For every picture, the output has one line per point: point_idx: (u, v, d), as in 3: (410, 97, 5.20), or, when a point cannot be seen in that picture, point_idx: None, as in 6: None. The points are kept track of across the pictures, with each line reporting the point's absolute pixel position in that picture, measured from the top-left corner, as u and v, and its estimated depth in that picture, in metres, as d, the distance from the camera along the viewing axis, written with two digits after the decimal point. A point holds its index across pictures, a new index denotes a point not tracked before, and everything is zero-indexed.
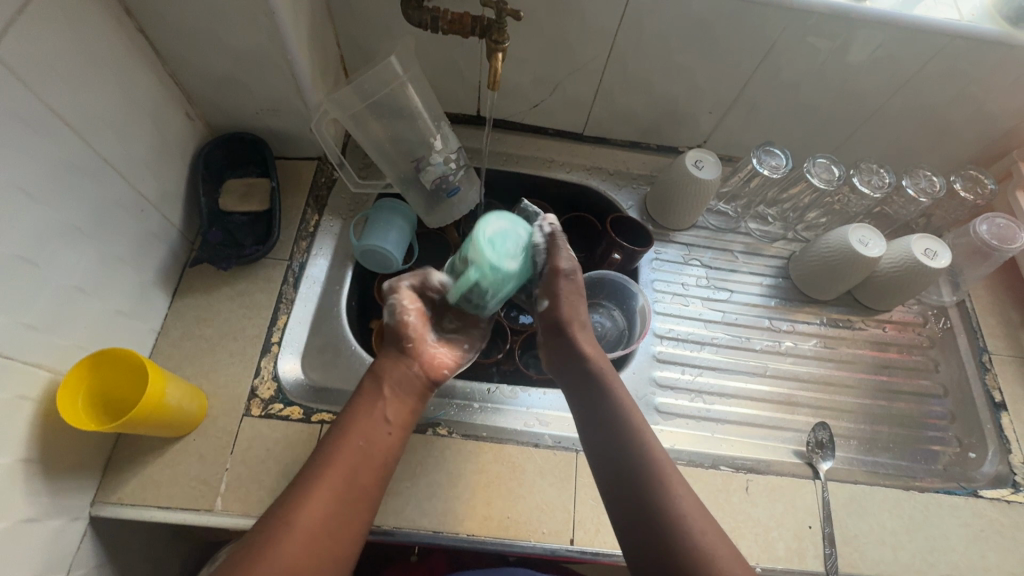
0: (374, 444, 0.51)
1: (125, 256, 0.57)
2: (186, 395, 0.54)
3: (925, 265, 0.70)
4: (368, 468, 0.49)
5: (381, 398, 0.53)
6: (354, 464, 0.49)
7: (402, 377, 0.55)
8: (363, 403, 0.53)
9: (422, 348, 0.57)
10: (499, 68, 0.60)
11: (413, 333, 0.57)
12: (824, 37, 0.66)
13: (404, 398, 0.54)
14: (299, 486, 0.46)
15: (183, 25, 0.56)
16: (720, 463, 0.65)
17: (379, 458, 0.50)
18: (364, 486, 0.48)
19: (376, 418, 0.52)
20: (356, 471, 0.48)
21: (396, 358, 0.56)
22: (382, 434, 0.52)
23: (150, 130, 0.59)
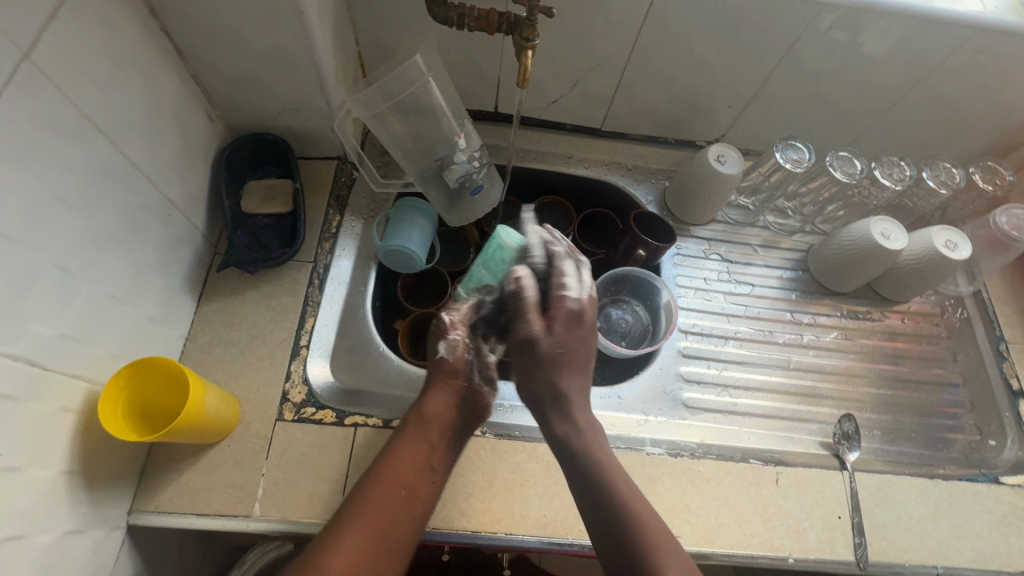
0: (415, 491, 0.52)
1: (153, 262, 0.56)
2: (223, 402, 0.54)
3: (946, 257, 0.71)
4: (410, 514, 0.51)
5: (425, 439, 0.56)
6: (395, 512, 0.50)
7: (444, 420, 0.58)
8: (407, 447, 0.55)
9: (466, 390, 0.60)
10: (530, 66, 0.59)
11: (455, 368, 0.61)
12: (849, 30, 0.66)
13: (444, 444, 0.57)
14: (337, 530, 0.47)
15: (208, 25, 0.54)
16: (749, 457, 0.65)
17: (421, 505, 0.52)
18: (404, 535, 0.50)
19: (418, 463, 0.54)
20: (398, 518, 0.50)
21: (441, 396, 0.59)
22: (424, 480, 0.53)
23: (174, 133, 0.57)
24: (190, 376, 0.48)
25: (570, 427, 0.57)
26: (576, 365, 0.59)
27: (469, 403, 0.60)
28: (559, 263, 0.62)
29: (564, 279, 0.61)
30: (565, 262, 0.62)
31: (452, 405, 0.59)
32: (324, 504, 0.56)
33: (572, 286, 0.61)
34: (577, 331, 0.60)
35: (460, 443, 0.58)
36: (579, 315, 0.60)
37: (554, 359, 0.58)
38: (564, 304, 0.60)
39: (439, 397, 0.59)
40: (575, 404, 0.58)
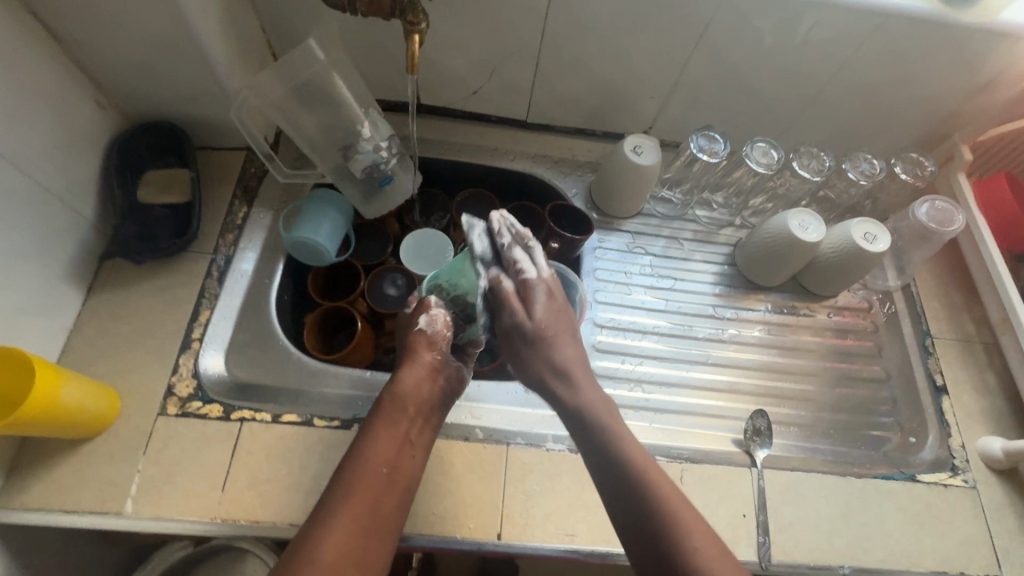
0: (399, 467, 0.51)
1: (26, 251, 0.55)
2: (89, 394, 0.52)
3: (864, 250, 0.70)
4: (394, 489, 0.49)
5: (402, 416, 0.54)
6: (379, 489, 0.48)
7: (421, 397, 0.56)
8: (381, 425, 0.53)
9: (441, 364, 0.58)
10: (418, 50, 0.58)
11: (426, 344, 0.58)
12: (758, 16, 0.65)
13: (422, 420, 0.55)
14: (323, 516, 0.45)
15: (78, 7, 0.53)
16: (655, 453, 0.64)
17: (402, 480, 0.51)
18: (391, 513, 0.48)
19: (399, 439, 0.52)
20: (383, 497, 0.48)
21: (416, 372, 0.56)
22: (405, 456, 0.52)
23: (52, 118, 0.56)
24: (37, 365, 0.47)
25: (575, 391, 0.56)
26: (564, 335, 0.58)
27: (443, 378, 0.58)
28: (508, 252, 0.56)
29: (521, 265, 0.56)
30: (516, 248, 0.57)
31: (430, 378, 0.57)
32: (201, 501, 0.54)
33: (529, 270, 0.56)
34: (555, 305, 0.58)
35: (435, 419, 0.57)
36: (545, 292, 0.57)
37: (543, 339, 0.57)
38: (531, 289, 0.56)
39: (414, 371, 0.56)
40: (576, 369, 0.57)
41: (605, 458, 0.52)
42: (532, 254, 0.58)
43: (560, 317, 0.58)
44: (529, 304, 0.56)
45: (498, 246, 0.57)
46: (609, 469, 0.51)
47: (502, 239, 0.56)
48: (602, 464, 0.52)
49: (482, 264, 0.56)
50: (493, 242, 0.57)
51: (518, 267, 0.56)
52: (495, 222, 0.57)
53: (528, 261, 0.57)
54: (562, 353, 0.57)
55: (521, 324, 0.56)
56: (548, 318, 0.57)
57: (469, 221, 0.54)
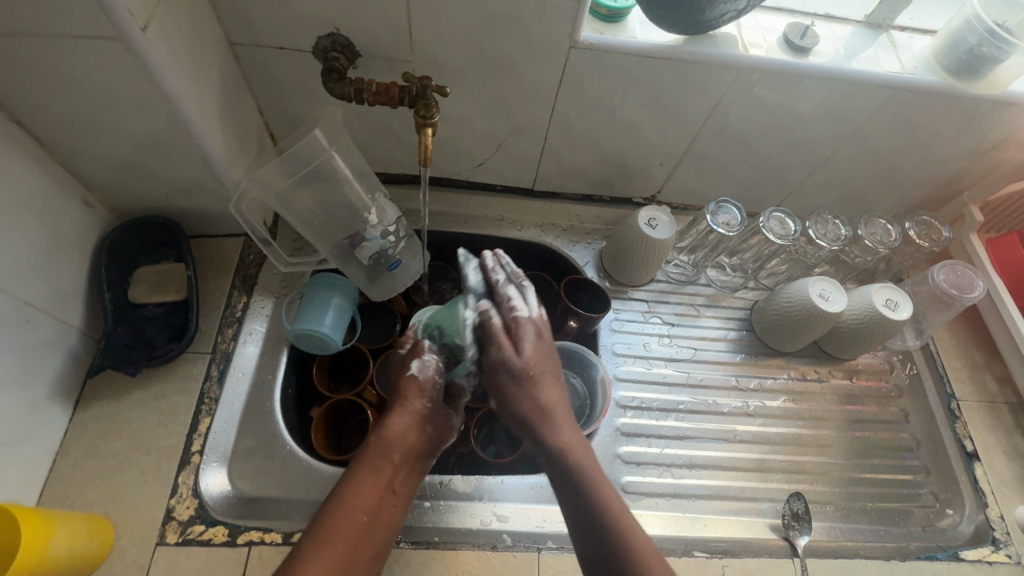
0: (377, 517, 0.50)
1: (7, 376, 0.50)
2: (82, 536, 0.48)
3: (887, 317, 0.68)
4: (370, 539, 0.49)
5: (387, 461, 0.54)
6: (359, 535, 0.48)
7: (410, 444, 0.56)
8: (366, 470, 0.53)
9: (430, 412, 0.58)
10: (430, 144, 0.55)
11: (415, 389, 0.58)
12: (771, 92, 0.64)
13: (407, 467, 0.55)
14: (297, 561, 0.45)
15: (66, 114, 0.49)
16: (693, 549, 0.60)
17: (381, 530, 0.50)
18: (363, 565, 0.48)
19: (382, 486, 0.52)
20: (361, 544, 0.48)
21: (405, 418, 0.56)
22: (386, 505, 0.52)
23: (36, 228, 0.52)
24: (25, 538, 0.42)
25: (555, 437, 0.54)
26: (548, 377, 0.57)
27: (433, 425, 0.58)
28: (501, 288, 0.59)
29: (512, 302, 0.58)
30: (509, 285, 0.60)
31: (416, 425, 0.57)
32: None
33: (521, 308, 0.58)
34: (540, 346, 0.58)
35: (421, 466, 0.57)
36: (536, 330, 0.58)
37: (529, 377, 0.56)
38: (521, 326, 0.57)
39: (403, 417, 0.56)
40: (557, 417, 0.56)
41: (578, 498, 0.50)
42: (526, 294, 0.60)
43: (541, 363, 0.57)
44: (518, 342, 0.56)
45: (489, 283, 0.60)
46: (580, 510, 0.50)
47: (496, 275, 0.60)
48: (574, 502, 0.51)
49: (471, 298, 0.59)
50: (485, 278, 0.60)
51: (510, 303, 0.58)
52: (488, 261, 0.61)
53: (519, 299, 0.59)
54: (545, 395, 0.56)
55: (510, 361, 0.55)
56: (536, 357, 0.56)
57: (465, 255, 0.60)
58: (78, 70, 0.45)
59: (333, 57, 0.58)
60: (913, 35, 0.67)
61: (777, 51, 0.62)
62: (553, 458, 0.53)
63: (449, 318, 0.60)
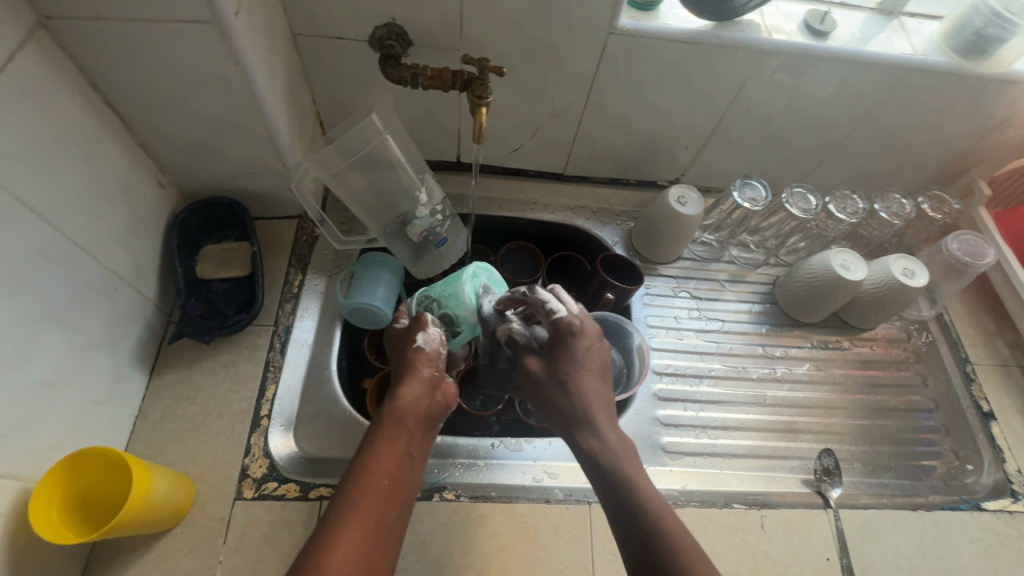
0: (400, 481, 0.50)
1: (97, 341, 0.54)
2: (172, 485, 0.51)
3: (905, 284, 0.72)
4: (397, 501, 0.49)
5: (401, 429, 0.53)
6: (384, 500, 0.48)
7: (421, 411, 0.55)
8: (382, 439, 0.52)
9: (438, 380, 0.58)
10: (485, 121, 0.61)
11: (423, 360, 0.58)
12: (793, 75, 0.69)
13: (422, 432, 0.55)
14: (331, 527, 0.45)
15: (152, 97, 0.53)
16: (732, 501, 0.64)
17: (405, 492, 0.50)
18: (393, 524, 0.48)
19: (401, 452, 0.52)
20: (388, 507, 0.48)
21: (413, 387, 0.56)
22: (406, 469, 0.51)
23: (121, 204, 0.56)
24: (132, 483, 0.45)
25: (595, 438, 0.55)
26: (592, 375, 0.59)
27: (440, 391, 0.58)
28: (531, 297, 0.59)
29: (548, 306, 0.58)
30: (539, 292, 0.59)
31: (426, 394, 0.56)
32: None
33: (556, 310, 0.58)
34: (582, 345, 0.58)
35: (434, 432, 0.57)
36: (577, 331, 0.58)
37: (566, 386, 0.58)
38: (561, 331, 0.58)
39: (410, 387, 0.56)
40: (598, 417, 0.56)
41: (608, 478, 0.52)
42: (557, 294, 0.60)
43: (583, 364, 0.58)
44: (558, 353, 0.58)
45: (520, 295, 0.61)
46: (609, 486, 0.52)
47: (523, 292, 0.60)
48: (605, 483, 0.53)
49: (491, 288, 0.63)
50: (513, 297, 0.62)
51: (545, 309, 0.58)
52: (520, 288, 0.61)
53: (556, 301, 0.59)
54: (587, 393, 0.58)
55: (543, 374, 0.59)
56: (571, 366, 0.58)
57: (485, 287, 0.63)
58: (170, 55, 0.49)
59: (388, 45, 0.62)
60: (922, 21, 0.72)
61: (798, 35, 0.67)
62: (588, 457, 0.55)
63: (455, 296, 0.62)
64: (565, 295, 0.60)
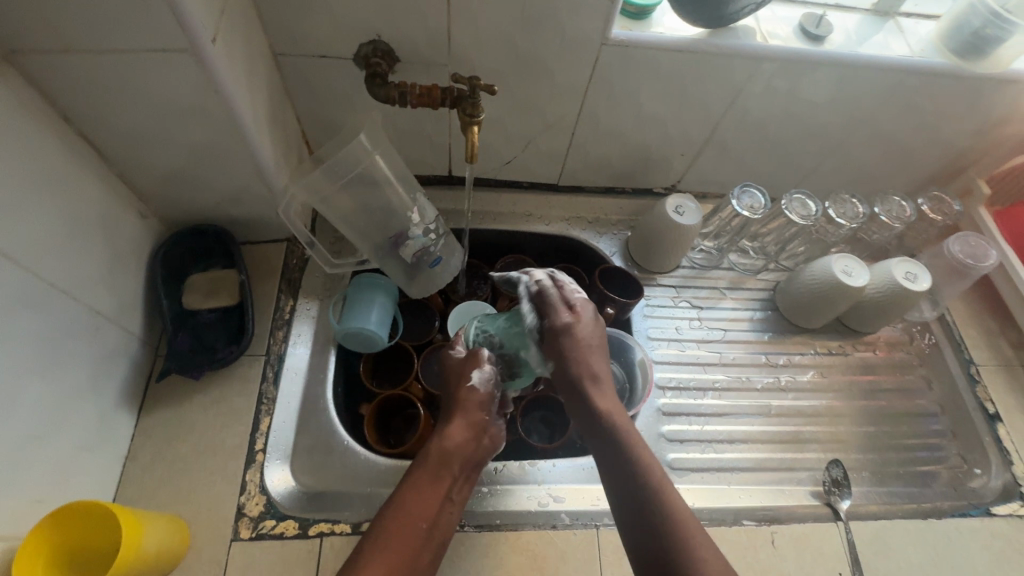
0: (435, 527, 0.48)
1: (81, 384, 0.51)
2: (166, 533, 0.49)
3: (908, 289, 0.72)
4: (428, 550, 0.47)
5: (446, 472, 0.51)
6: (417, 544, 0.46)
7: (468, 455, 0.53)
8: (422, 481, 0.50)
9: (488, 422, 0.56)
10: (477, 140, 0.58)
11: (478, 401, 0.56)
12: (789, 81, 0.67)
13: (465, 477, 0.53)
14: (359, 572, 0.43)
15: (129, 128, 0.51)
16: (742, 518, 0.63)
17: (437, 538, 0.48)
18: (420, 572, 0.46)
19: (442, 496, 0.50)
20: (419, 553, 0.46)
21: (465, 429, 0.54)
22: (443, 514, 0.50)
23: (101, 240, 0.53)
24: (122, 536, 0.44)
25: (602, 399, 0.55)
26: (599, 382, 0.55)
27: (489, 435, 0.56)
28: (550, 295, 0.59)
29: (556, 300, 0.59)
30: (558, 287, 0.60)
31: (476, 437, 0.54)
32: None
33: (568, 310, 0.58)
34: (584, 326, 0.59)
35: (476, 475, 0.55)
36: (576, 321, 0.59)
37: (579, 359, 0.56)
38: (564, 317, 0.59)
39: (461, 427, 0.54)
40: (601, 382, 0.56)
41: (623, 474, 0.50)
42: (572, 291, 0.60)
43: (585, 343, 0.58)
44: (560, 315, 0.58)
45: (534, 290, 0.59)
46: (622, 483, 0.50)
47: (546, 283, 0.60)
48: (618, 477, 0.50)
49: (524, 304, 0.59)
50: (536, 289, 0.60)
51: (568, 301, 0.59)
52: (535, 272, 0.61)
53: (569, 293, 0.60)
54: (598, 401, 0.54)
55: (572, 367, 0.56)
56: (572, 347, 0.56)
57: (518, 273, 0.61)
58: (146, 85, 0.47)
59: (374, 63, 0.60)
60: (918, 20, 0.71)
61: (794, 40, 0.66)
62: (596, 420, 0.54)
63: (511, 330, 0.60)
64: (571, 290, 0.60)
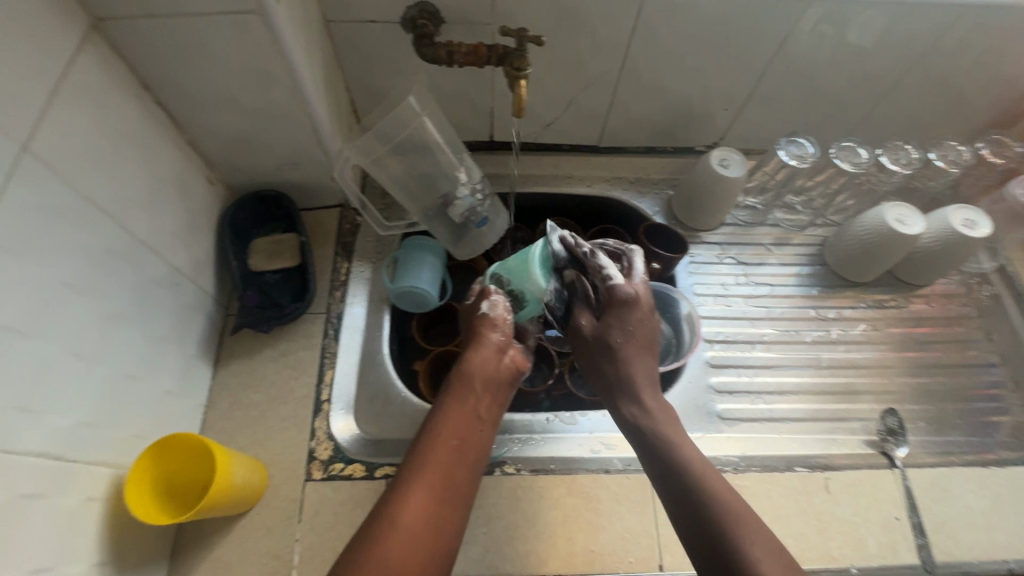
0: (468, 442, 0.51)
1: (166, 335, 0.56)
2: (250, 469, 0.53)
3: (966, 236, 0.70)
4: (464, 462, 0.50)
5: (470, 394, 0.54)
6: (451, 459, 0.49)
7: (489, 375, 0.56)
8: (451, 404, 0.53)
9: (506, 343, 0.58)
10: (525, 94, 0.59)
11: (489, 324, 0.58)
12: (838, 23, 0.66)
13: (490, 396, 0.56)
14: (402, 483, 0.47)
15: (200, 93, 0.54)
16: (795, 465, 0.63)
17: (472, 452, 0.51)
18: (461, 483, 0.49)
19: (468, 415, 0.53)
20: (455, 467, 0.49)
21: (482, 352, 0.57)
22: (474, 431, 0.53)
23: (177, 201, 0.57)
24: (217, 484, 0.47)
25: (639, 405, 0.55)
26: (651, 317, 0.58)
27: (508, 355, 0.58)
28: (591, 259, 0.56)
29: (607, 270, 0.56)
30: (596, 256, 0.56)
31: (494, 357, 0.57)
32: None
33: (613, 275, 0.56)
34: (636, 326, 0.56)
35: (503, 396, 0.57)
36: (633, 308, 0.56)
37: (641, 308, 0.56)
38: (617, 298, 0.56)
39: (478, 352, 0.57)
40: (641, 387, 0.56)
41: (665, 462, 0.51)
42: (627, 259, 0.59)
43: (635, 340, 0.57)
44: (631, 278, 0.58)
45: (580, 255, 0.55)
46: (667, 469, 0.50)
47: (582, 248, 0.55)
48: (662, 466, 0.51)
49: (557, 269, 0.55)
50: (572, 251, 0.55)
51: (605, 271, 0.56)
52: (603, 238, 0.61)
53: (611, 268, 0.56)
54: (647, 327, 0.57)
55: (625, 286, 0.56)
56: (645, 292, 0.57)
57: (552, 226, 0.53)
58: (216, 49, 0.50)
59: (421, 25, 0.61)
60: None
61: None
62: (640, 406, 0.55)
63: (523, 272, 0.57)
64: (637, 262, 0.59)
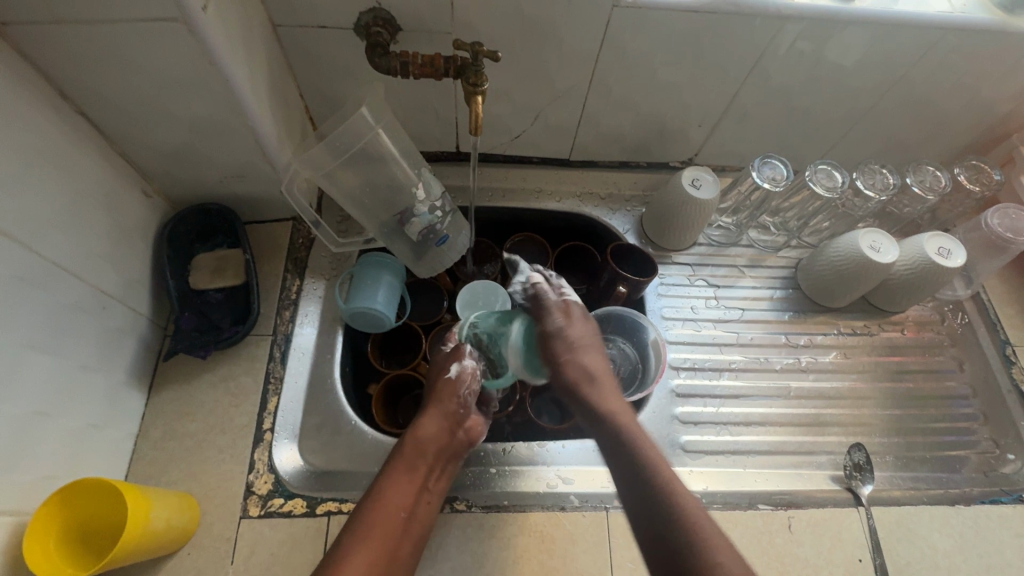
0: (414, 515, 0.51)
1: (89, 363, 0.52)
2: (175, 508, 0.50)
3: (940, 265, 0.68)
4: (407, 535, 0.49)
5: (421, 461, 0.54)
6: (396, 531, 0.48)
7: (439, 447, 0.56)
8: (404, 470, 0.53)
9: (462, 415, 0.59)
10: (481, 111, 0.57)
11: (451, 392, 0.58)
12: (815, 43, 0.63)
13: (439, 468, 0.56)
14: (345, 549, 0.45)
15: (126, 103, 0.50)
16: (758, 502, 0.61)
17: (416, 527, 0.50)
18: (400, 558, 0.48)
19: (417, 484, 0.52)
20: (399, 543, 0.48)
21: (437, 422, 0.57)
22: (421, 503, 0.52)
23: (104, 218, 0.53)
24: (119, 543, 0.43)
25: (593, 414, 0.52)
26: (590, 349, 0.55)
27: (462, 428, 0.58)
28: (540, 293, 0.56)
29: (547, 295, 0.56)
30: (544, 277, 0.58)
31: (448, 430, 0.57)
32: None
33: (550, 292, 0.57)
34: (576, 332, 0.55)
35: (453, 467, 0.57)
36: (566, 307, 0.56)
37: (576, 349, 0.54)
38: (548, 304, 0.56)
39: (435, 421, 0.57)
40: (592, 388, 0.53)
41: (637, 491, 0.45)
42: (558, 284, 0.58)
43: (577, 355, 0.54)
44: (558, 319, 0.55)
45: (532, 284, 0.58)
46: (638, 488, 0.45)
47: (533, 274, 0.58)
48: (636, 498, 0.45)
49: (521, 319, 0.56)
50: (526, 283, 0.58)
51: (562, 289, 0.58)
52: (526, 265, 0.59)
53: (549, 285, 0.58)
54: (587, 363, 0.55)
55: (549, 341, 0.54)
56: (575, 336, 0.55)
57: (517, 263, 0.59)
58: (140, 58, 0.46)
59: (375, 32, 0.58)
60: None
61: None
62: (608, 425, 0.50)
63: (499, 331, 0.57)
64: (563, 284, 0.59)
